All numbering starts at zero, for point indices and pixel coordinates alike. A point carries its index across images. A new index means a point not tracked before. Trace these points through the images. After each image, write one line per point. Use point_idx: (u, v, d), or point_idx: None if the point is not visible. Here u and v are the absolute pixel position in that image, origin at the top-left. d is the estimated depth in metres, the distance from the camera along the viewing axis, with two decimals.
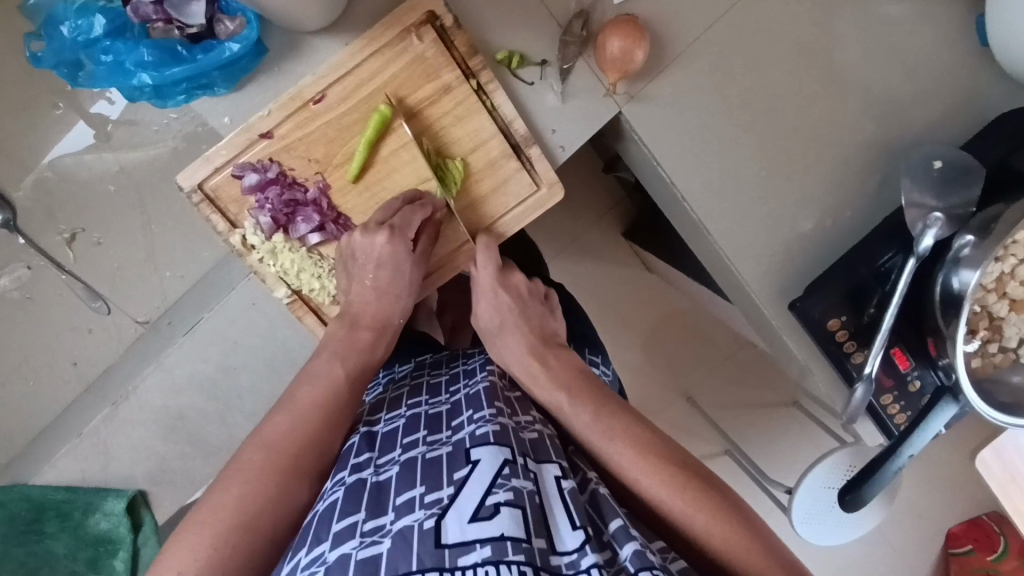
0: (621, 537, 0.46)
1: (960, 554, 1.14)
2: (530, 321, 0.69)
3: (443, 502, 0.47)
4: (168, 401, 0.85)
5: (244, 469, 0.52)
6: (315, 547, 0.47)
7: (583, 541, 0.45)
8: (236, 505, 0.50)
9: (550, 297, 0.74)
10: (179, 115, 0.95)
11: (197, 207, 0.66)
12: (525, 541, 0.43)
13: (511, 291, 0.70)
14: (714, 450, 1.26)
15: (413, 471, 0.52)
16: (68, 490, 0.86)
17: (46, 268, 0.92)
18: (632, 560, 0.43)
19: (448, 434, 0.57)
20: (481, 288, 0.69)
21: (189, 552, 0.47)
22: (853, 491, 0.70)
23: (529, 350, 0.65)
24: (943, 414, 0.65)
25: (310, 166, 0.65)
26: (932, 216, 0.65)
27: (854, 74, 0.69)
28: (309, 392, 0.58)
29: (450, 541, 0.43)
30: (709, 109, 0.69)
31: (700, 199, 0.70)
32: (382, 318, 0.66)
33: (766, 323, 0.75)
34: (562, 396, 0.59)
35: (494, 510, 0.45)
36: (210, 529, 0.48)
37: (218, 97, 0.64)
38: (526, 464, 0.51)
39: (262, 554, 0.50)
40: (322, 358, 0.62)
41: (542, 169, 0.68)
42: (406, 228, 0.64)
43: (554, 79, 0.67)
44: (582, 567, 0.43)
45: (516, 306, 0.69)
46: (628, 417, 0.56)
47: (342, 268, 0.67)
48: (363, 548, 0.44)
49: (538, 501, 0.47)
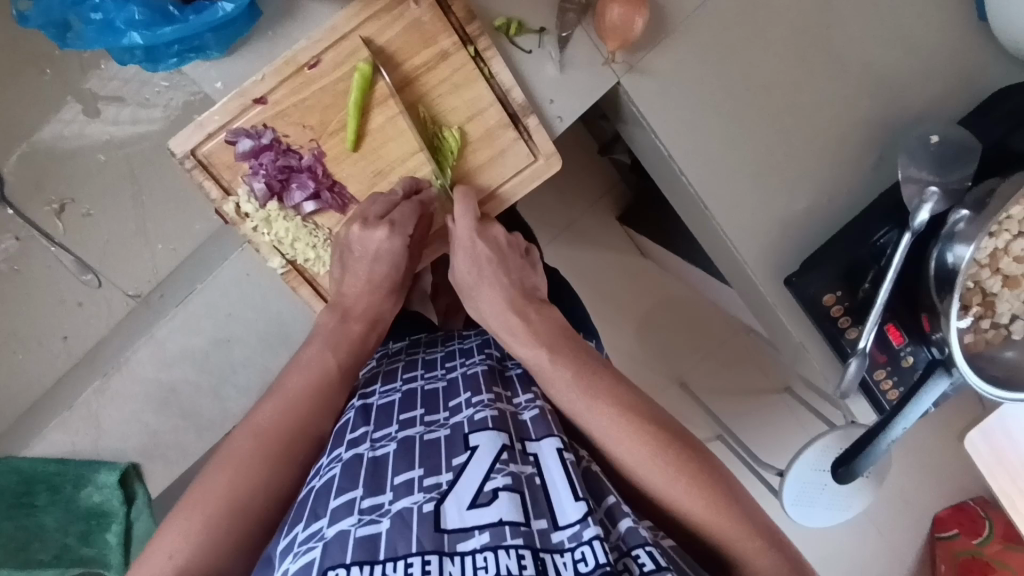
0: (616, 514, 0.48)
1: (945, 538, 1.15)
2: (510, 274, 0.67)
3: (442, 487, 0.48)
4: (159, 373, 0.83)
5: (234, 455, 0.52)
6: (313, 522, 0.47)
7: (585, 513, 0.45)
8: (226, 490, 0.50)
9: (530, 251, 0.71)
10: (171, 83, 0.93)
11: (189, 173, 0.65)
12: (524, 525, 0.44)
13: (490, 240, 0.67)
14: (704, 435, 1.27)
15: (411, 453, 0.52)
16: (58, 463, 0.84)
17: (34, 239, 0.91)
18: (626, 537, 0.45)
19: (446, 415, 0.57)
20: (458, 240, 0.66)
21: (179, 535, 0.48)
22: (846, 462, 0.71)
23: (509, 306, 0.64)
24: (936, 388, 0.65)
25: (305, 133, 0.65)
26: (928, 190, 0.65)
27: (854, 49, 0.69)
28: (298, 379, 0.58)
29: (450, 526, 0.44)
30: (706, 82, 0.68)
31: (696, 172, 0.70)
32: (372, 311, 0.65)
33: (762, 300, 0.75)
34: (546, 360, 0.59)
35: (493, 496, 0.46)
36: (200, 512, 0.49)
37: (211, 60, 0.63)
38: (524, 449, 0.52)
39: (248, 538, 0.50)
40: (312, 347, 0.61)
41: (541, 139, 0.68)
42: (405, 223, 0.63)
43: (553, 47, 0.67)
44: (583, 539, 0.44)
45: (497, 258, 0.67)
46: (610, 383, 0.57)
47: (334, 253, 0.66)
48: (362, 526, 0.44)
49: (538, 482, 0.49)
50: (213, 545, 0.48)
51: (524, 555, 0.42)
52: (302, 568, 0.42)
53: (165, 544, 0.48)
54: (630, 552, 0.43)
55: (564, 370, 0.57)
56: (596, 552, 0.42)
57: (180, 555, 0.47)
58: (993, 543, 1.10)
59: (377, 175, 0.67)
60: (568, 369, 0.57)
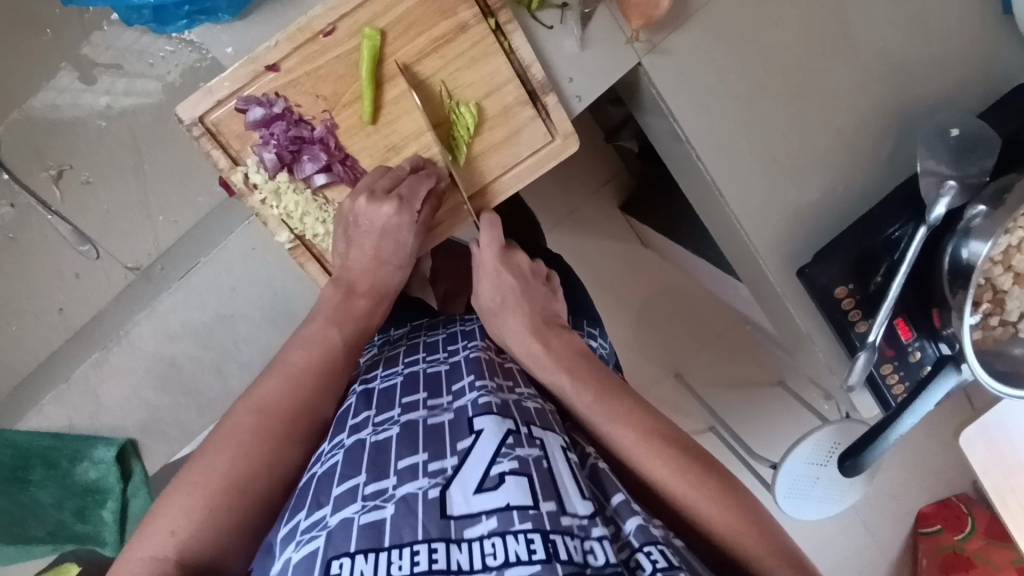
0: (623, 512, 0.47)
1: (928, 533, 1.17)
2: (534, 304, 0.66)
3: (447, 472, 0.47)
4: (161, 348, 0.82)
5: (236, 431, 0.51)
6: (316, 510, 0.46)
7: (593, 511, 0.45)
8: (227, 468, 0.49)
9: (552, 279, 0.71)
10: (174, 47, 0.89)
11: (197, 142, 0.63)
12: (532, 508, 0.43)
13: (513, 270, 0.67)
14: (698, 426, 1.26)
15: (415, 436, 0.51)
16: (54, 437, 0.81)
17: (30, 207, 0.89)
18: (636, 535, 0.44)
19: (449, 399, 0.56)
20: (483, 268, 0.67)
21: (180, 511, 0.47)
22: (853, 456, 0.69)
23: (529, 329, 0.63)
24: (945, 384, 0.65)
25: (317, 103, 0.63)
26: (946, 184, 0.64)
27: (877, 37, 0.68)
28: (302, 355, 0.56)
29: (455, 512, 0.44)
30: (727, 64, 0.67)
31: (712, 156, 0.69)
32: (377, 288, 0.64)
33: (772, 292, 0.75)
34: (590, 399, 0.56)
35: (499, 481, 0.45)
36: (202, 491, 0.48)
37: (221, 24, 0.62)
38: (529, 432, 0.51)
39: (249, 515, 0.49)
40: (317, 322, 0.60)
41: (559, 118, 0.67)
42: (412, 198, 0.62)
43: (574, 22, 0.65)
44: (592, 533, 0.43)
45: (521, 288, 0.66)
46: (650, 420, 0.55)
47: (340, 229, 0.64)
48: (366, 513, 0.44)
49: (546, 467, 0.47)
50: (215, 522, 0.47)
51: (532, 540, 0.41)
52: (307, 556, 0.41)
53: (164, 520, 0.47)
54: (641, 549, 0.43)
55: (563, 373, 0.59)
56: (606, 550, 0.42)
57: (182, 531, 0.46)
58: (976, 538, 1.14)
59: (390, 150, 0.65)
60: (608, 404, 0.56)
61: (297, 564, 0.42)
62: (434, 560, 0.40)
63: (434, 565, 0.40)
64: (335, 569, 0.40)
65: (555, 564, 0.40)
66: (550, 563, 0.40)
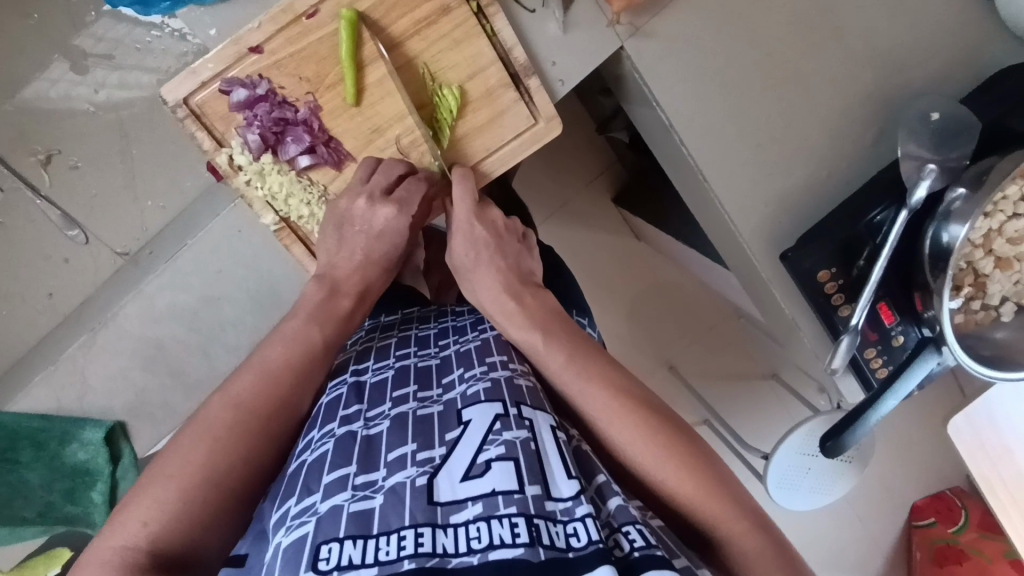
0: (605, 491, 0.48)
1: (922, 526, 1.18)
2: (507, 259, 0.67)
3: (435, 461, 0.48)
4: (147, 330, 0.81)
5: (211, 427, 0.51)
6: (306, 497, 0.46)
7: (578, 491, 0.45)
8: (202, 459, 0.50)
9: (527, 236, 0.72)
10: (161, 33, 0.89)
11: (182, 123, 0.64)
12: (518, 492, 0.43)
13: (487, 224, 0.68)
14: (692, 419, 1.27)
15: (404, 429, 0.52)
16: (42, 418, 0.82)
17: (18, 191, 0.89)
18: (615, 514, 0.45)
19: (440, 391, 0.58)
20: (457, 223, 0.67)
21: (155, 501, 0.47)
22: (834, 436, 0.69)
23: (503, 286, 0.64)
24: (923, 367, 0.65)
25: (301, 85, 0.63)
26: (926, 168, 0.65)
27: (859, 23, 0.68)
28: (281, 352, 0.57)
29: (442, 499, 0.44)
30: (710, 48, 0.67)
31: (695, 141, 0.69)
32: (361, 285, 0.64)
33: (757, 277, 0.75)
34: (539, 338, 0.59)
35: (485, 467, 0.46)
36: (178, 481, 0.48)
37: (206, 7, 0.65)
38: (519, 414, 0.51)
39: (224, 505, 0.49)
40: (297, 319, 0.60)
41: (542, 101, 0.67)
42: (410, 204, 0.64)
43: (557, 6, 0.65)
44: (576, 516, 0.43)
45: (493, 239, 0.67)
46: (604, 365, 0.56)
47: (331, 226, 0.64)
48: (355, 501, 0.44)
49: (533, 448, 0.48)
50: (186, 513, 0.48)
51: (516, 523, 0.41)
52: (296, 541, 0.42)
53: (138, 512, 0.47)
54: (620, 528, 0.44)
55: (536, 332, 0.60)
56: (590, 530, 0.42)
57: (154, 522, 0.47)
58: (969, 530, 1.15)
59: (373, 132, 0.66)
60: (561, 349, 0.58)
61: (286, 548, 0.42)
62: (420, 544, 0.41)
63: (421, 548, 0.40)
64: (325, 553, 0.40)
65: (538, 548, 0.40)
66: (532, 547, 0.40)
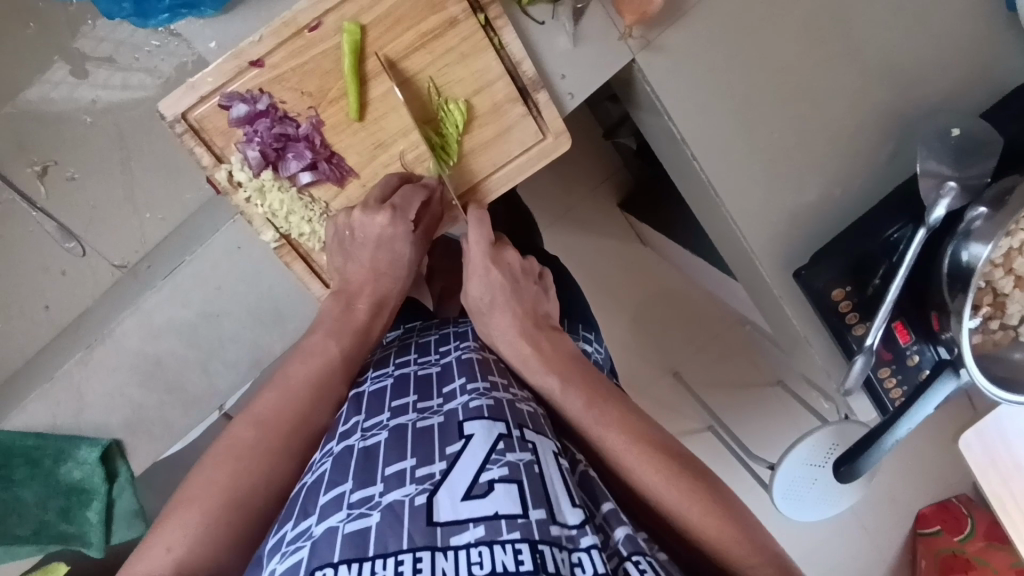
0: (613, 520, 0.46)
1: (927, 534, 1.16)
2: (523, 303, 0.66)
3: (435, 477, 0.45)
4: (145, 346, 0.80)
5: (236, 446, 0.52)
6: (302, 521, 0.45)
7: (583, 520, 0.44)
8: (226, 480, 0.50)
9: (544, 276, 0.71)
10: (161, 42, 0.88)
11: (180, 138, 0.62)
12: (521, 516, 0.42)
13: (504, 269, 0.66)
14: (696, 426, 1.25)
15: (403, 442, 0.50)
16: (37, 437, 0.80)
17: (15, 202, 0.88)
18: (623, 543, 0.43)
19: (440, 402, 0.55)
20: (473, 266, 0.66)
21: (179, 528, 0.47)
22: (849, 461, 0.67)
23: (520, 330, 0.63)
24: (942, 388, 0.63)
25: (303, 100, 0.62)
26: (947, 185, 0.63)
27: (877, 35, 0.66)
28: (302, 369, 0.57)
29: (442, 519, 0.42)
30: (724, 62, 0.66)
31: (708, 156, 0.67)
32: (377, 296, 0.64)
33: (768, 293, 0.74)
34: (563, 393, 0.57)
35: (488, 488, 0.44)
36: (200, 503, 0.48)
37: (204, 17, 0.65)
38: (522, 436, 0.50)
39: (247, 530, 0.49)
40: (316, 334, 0.60)
41: (550, 116, 0.66)
42: (406, 208, 0.62)
43: (566, 18, 0.64)
44: (580, 545, 0.42)
45: (505, 274, 0.66)
46: (630, 419, 0.54)
47: (336, 243, 0.64)
48: (351, 521, 0.42)
49: (537, 471, 0.46)
50: (195, 540, 0.46)
51: (520, 550, 0.39)
52: (290, 568, 0.40)
53: (163, 535, 0.47)
54: (628, 558, 0.42)
55: (556, 379, 0.58)
56: (595, 561, 0.40)
57: (179, 546, 0.46)
58: (975, 540, 1.12)
59: (378, 147, 0.64)
60: (580, 392, 0.57)
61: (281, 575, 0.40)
62: (418, 570, 0.39)
63: None
64: None
65: None
66: None
